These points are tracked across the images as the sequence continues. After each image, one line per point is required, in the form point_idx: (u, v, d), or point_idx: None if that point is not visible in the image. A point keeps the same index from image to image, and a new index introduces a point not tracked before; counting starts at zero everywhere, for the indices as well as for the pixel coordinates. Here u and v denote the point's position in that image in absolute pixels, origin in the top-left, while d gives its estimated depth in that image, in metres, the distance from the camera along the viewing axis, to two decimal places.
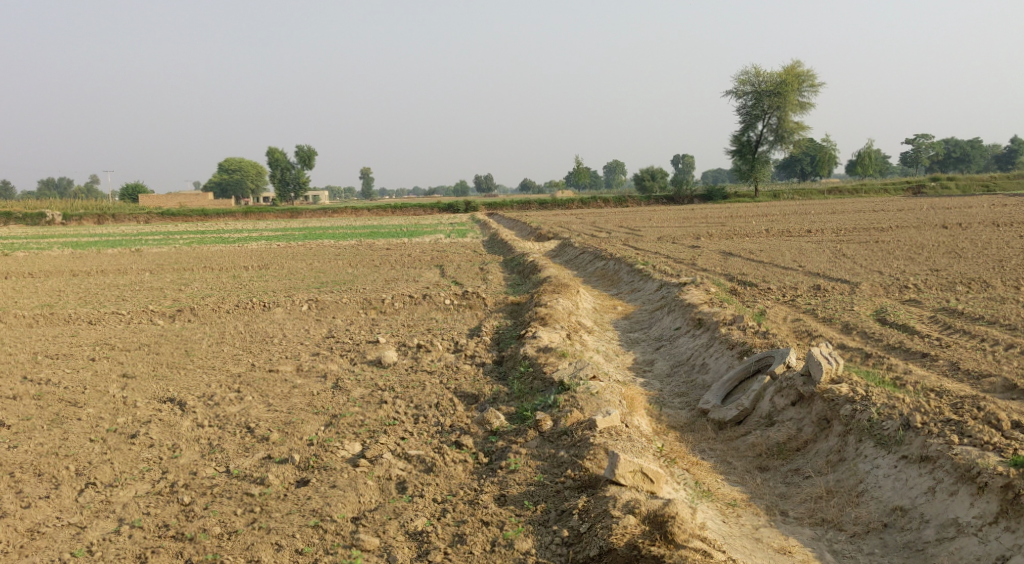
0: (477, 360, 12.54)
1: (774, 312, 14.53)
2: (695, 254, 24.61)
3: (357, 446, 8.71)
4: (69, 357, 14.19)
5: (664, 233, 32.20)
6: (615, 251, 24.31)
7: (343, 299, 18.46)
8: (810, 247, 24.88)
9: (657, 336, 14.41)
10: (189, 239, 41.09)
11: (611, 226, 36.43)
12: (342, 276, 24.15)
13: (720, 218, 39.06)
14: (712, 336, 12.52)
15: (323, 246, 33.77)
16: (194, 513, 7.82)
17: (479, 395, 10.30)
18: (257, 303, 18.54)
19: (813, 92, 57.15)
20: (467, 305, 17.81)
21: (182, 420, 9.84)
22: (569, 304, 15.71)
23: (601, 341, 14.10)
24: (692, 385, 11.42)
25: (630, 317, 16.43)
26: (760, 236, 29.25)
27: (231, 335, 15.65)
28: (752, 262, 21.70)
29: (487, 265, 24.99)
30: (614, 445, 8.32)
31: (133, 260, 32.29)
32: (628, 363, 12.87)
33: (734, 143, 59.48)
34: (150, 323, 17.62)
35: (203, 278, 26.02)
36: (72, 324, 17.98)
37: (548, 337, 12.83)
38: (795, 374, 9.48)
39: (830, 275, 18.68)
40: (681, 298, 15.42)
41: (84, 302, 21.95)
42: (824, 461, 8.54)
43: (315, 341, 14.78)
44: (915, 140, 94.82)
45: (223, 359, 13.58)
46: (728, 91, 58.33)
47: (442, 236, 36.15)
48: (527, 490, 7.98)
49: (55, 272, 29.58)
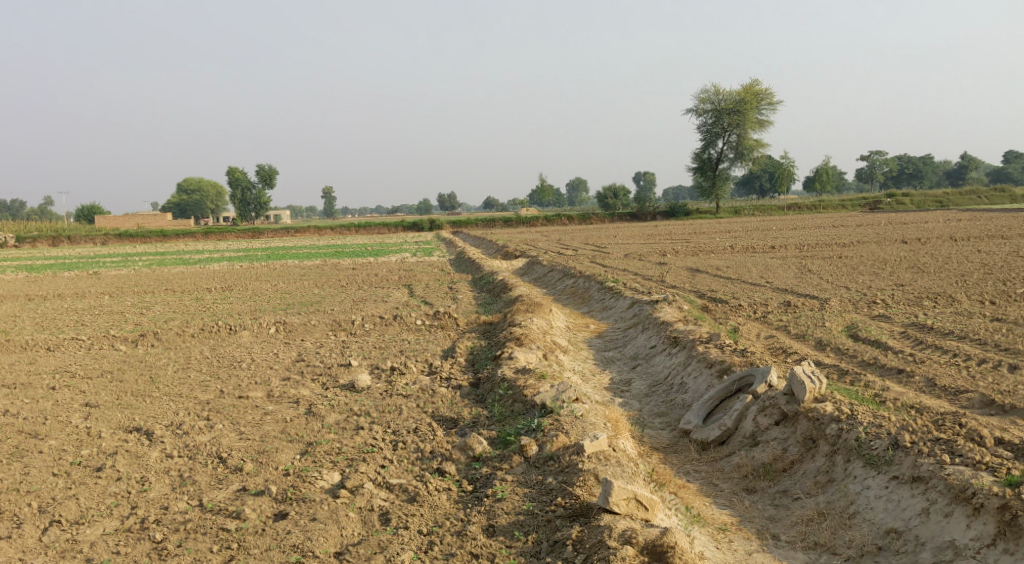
0: (453, 382, 12.36)
1: (748, 328, 14.50)
2: (663, 271, 24.62)
3: (336, 475, 8.47)
4: (28, 386, 13.78)
5: (630, 250, 32.24)
6: (584, 268, 24.24)
7: (311, 321, 18.17)
8: (775, 263, 25.00)
9: (633, 355, 14.31)
10: (148, 261, 40.42)
11: (576, 244, 36.42)
12: (309, 297, 23.82)
13: (684, 235, 39.21)
14: (689, 355, 12.44)
15: (287, 267, 33.37)
16: (167, 551, 7.53)
17: (459, 420, 10.10)
18: (222, 326, 18.20)
19: (771, 109, 57.80)
20: (438, 326, 17.61)
21: (151, 450, 9.53)
22: (542, 323, 15.58)
23: (577, 360, 13.97)
24: (672, 405, 11.34)
25: (603, 335, 16.33)
26: (725, 252, 29.37)
27: (198, 360, 15.31)
28: (720, 278, 21.74)
29: (455, 284, 24.81)
30: (603, 472, 8.16)
31: (92, 283, 31.68)
32: (605, 383, 12.75)
33: (695, 160, 59.90)
34: (112, 349, 17.20)
35: (165, 301, 25.55)
36: (30, 350, 17.50)
37: (524, 358, 12.68)
38: (777, 394, 9.42)
39: (798, 291, 18.73)
40: (655, 316, 15.35)
41: (42, 328, 21.43)
42: (812, 482, 8.47)
43: (285, 366, 14.49)
44: (870, 156, 96.34)
45: (190, 386, 13.25)
46: (688, 109, 58.82)
47: (407, 255, 35.93)
48: (516, 520, 7.80)
49: (10, 296, 28.89)
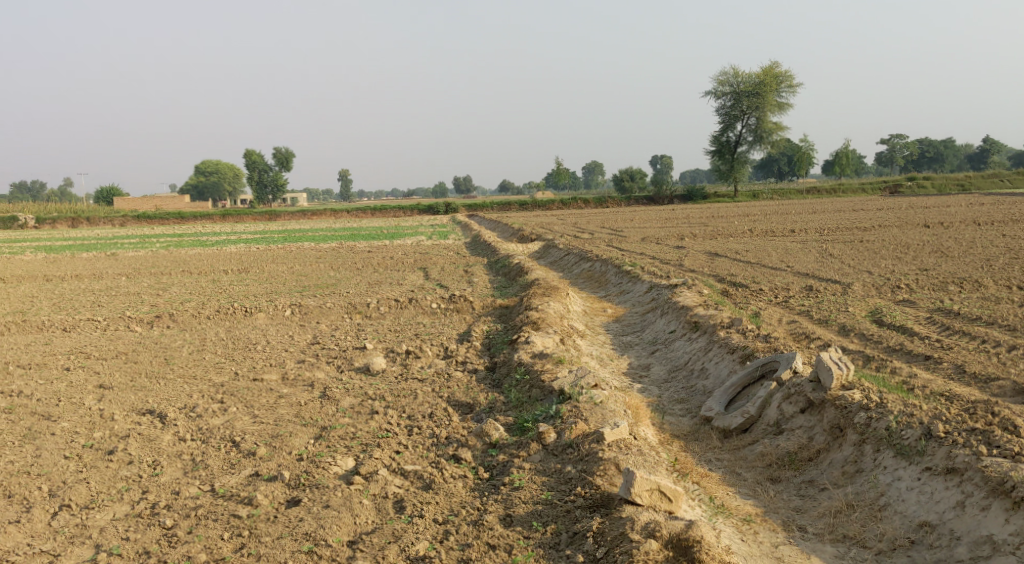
0: (469, 366, 12.17)
1: (769, 314, 14.22)
2: (682, 254, 24.32)
3: (349, 461, 8.29)
4: (42, 366, 13.67)
5: (647, 234, 31.93)
6: (601, 252, 23.99)
7: (326, 303, 18.01)
8: (795, 247, 24.65)
9: (652, 339, 14.09)
10: (165, 242, 40.44)
11: (593, 227, 36.13)
12: (325, 280, 23.70)
13: (702, 218, 38.83)
14: (710, 340, 12.21)
15: (303, 249, 33.27)
16: (177, 538, 7.37)
17: (475, 404, 9.91)
18: (237, 308, 18.07)
19: (791, 92, 57.15)
20: (454, 309, 17.42)
21: (164, 433, 9.39)
22: (559, 307, 15.36)
23: (595, 345, 13.76)
24: (692, 392, 11.12)
25: (621, 320, 16.11)
26: (744, 236, 29.04)
27: (212, 342, 15.19)
28: (740, 263, 21.45)
29: (471, 267, 24.62)
30: (624, 461, 7.96)
31: (110, 264, 31.67)
32: (623, 368, 12.54)
33: (713, 143, 59.34)
34: (128, 330, 17.13)
35: (182, 282, 25.49)
36: (47, 331, 17.46)
37: (541, 342, 12.48)
38: (803, 381, 9.17)
39: (820, 275, 18.41)
40: (674, 300, 15.10)
41: (58, 309, 21.38)
42: (840, 472, 8.24)
43: (300, 348, 14.36)
44: (890, 140, 95.32)
45: (205, 368, 13.13)
46: (707, 92, 58.24)
47: (423, 238, 35.77)
48: (534, 510, 7.61)
49: (29, 277, 28.96)
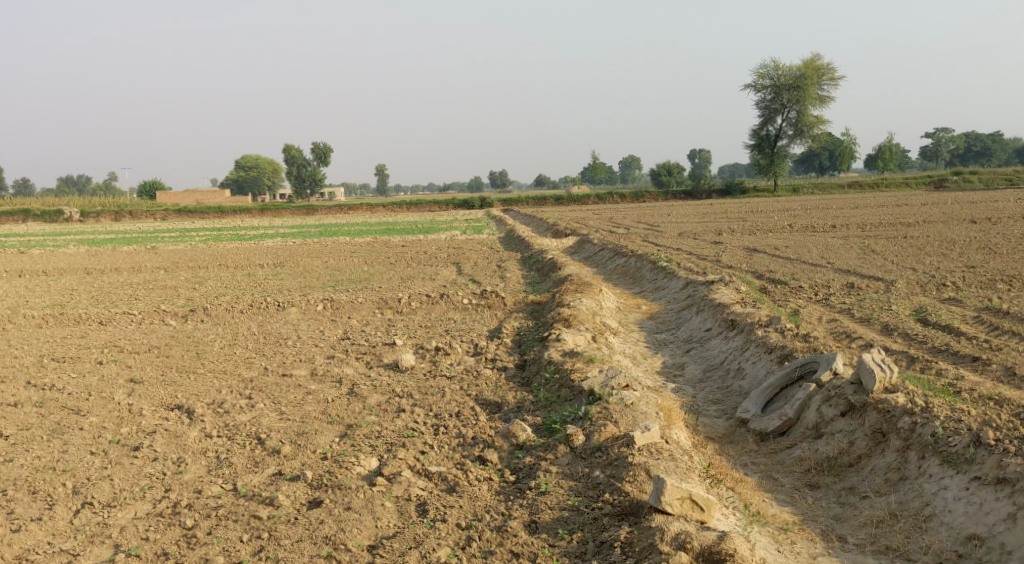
0: (499, 364, 11.96)
1: (809, 312, 13.84)
2: (719, 250, 23.92)
3: (373, 461, 8.12)
4: (76, 359, 13.67)
5: (685, 229, 31.49)
6: (636, 247, 23.67)
7: (358, 298, 17.89)
8: (836, 243, 24.12)
9: (687, 338, 13.79)
10: (204, 236, 40.74)
11: (629, 222, 35.74)
12: (358, 274, 23.62)
13: (741, 213, 38.26)
14: (747, 339, 11.88)
15: (338, 243, 33.30)
16: (196, 539, 7.25)
17: (503, 404, 9.69)
18: (269, 302, 18.01)
19: (833, 85, 56.17)
20: (486, 305, 17.21)
21: (189, 429, 9.29)
22: (593, 304, 15.10)
23: (628, 343, 13.49)
24: (729, 392, 10.82)
25: (655, 317, 15.81)
26: (784, 232, 28.51)
27: (243, 337, 15.11)
28: (779, 259, 21.01)
29: (505, 262, 24.42)
30: (655, 467, 7.69)
31: (149, 258, 31.91)
32: (657, 367, 12.26)
33: (753, 137, 58.51)
34: (162, 323, 17.15)
35: (218, 276, 25.57)
36: (84, 324, 17.53)
37: (573, 340, 12.23)
38: (844, 383, 8.82)
39: (862, 272, 17.95)
40: (710, 297, 14.77)
41: (96, 302, 21.50)
42: (882, 479, 7.91)
43: (330, 344, 14.24)
44: (936, 134, 93.54)
45: (235, 363, 13.05)
46: (747, 85, 57.46)
47: (458, 232, 35.63)
48: (560, 517, 7.39)
49: (69, 269, 29.27)
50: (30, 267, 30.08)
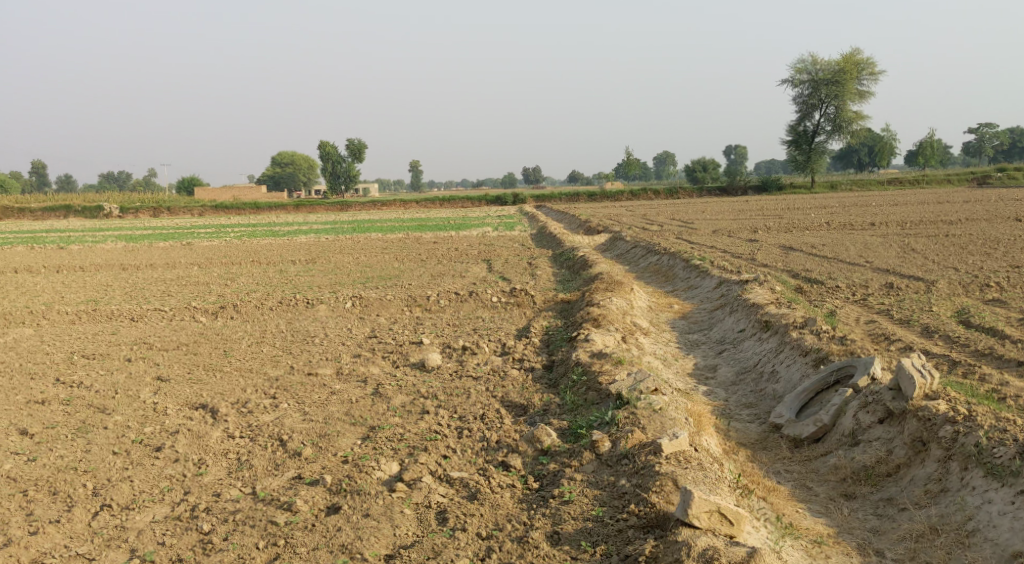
0: (527, 364, 11.76)
1: (846, 313, 13.50)
2: (754, 248, 23.54)
3: (394, 466, 7.97)
4: (105, 356, 13.62)
5: (720, 226, 31.07)
6: (669, 245, 23.36)
7: (387, 296, 17.76)
8: (875, 241, 23.62)
9: (720, 338, 13.50)
10: (239, 232, 40.92)
11: (663, 219, 35.34)
12: (389, 271, 23.55)
13: (777, 210, 37.71)
14: (782, 341, 11.58)
15: (370, 240, 33.25)
16: (212, 545, 7.14)
17: (529, 407, 9.49)
18: (299, 300, 17.94)
19: (873, 79, 55.25)
20: (515, 303, 17.01)
21: (213, 428, 9.18)
22: (623, 303, 14.84)
23: (659, 343, 13.23)
24: (762, 396, 10.54)
25: (687, 317, 15.52)
26: (821, 229, 28.03)
27: (272, 335, 15.02)
28: (816, 257, 20.61)
29: (536, 259, 24.22)
30: (683, 477, 7.45)
31: (184, 254, 32.07)
32: (688, 369, 11.99)
33: (790, 133, 57.77)
34: (192, 320, 17.13)
35: (250, 272, 25.61)
36: (115, 320, 17.57)
37: (601, 340, 12.00)
38: (882, 388, 8.50)
39: (902, 271, 17.51)
40: (744, 297, 14.46)
41: (128, 298, 21.57)
42: (923, 491, 7.60)
43: (357, 342, 14.11)
44: (979, 129, 91.77)
45: (262, 361, 12.94)
46: (784, 80, 56.70)
47: (490, 229, 35.45)
48: (584, 528, 7.19)
49: (106, 265, 29.47)
50: (67, 263, 30.33)
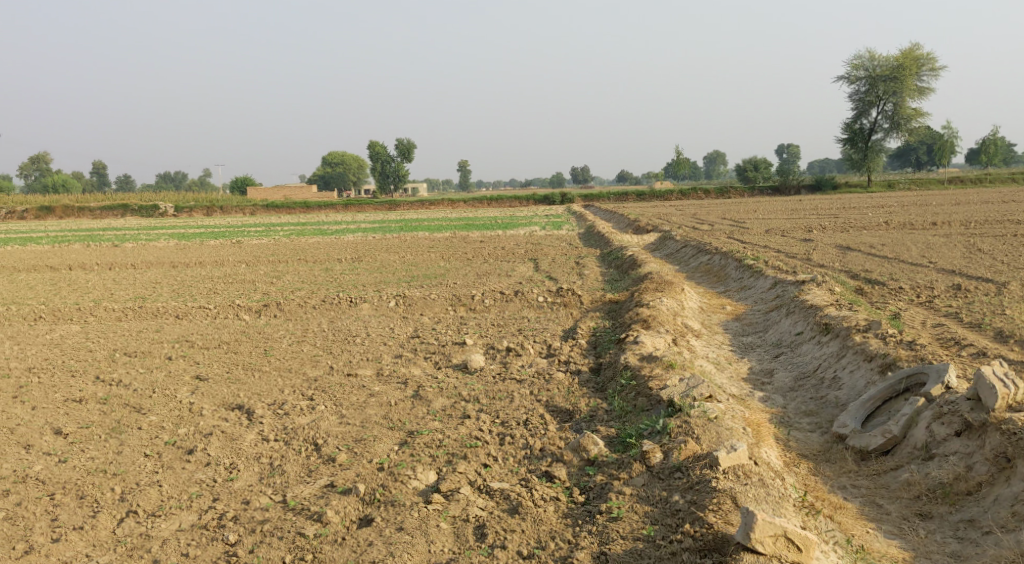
0: (573, 367, 11.28)
1: (911, 316, 12.85)
2: (810, 248, 22.78)
3: (431, 475, 7.60)
4: (146, 353, 13.36)
5: (773, 225, 30.29)
6: (721, 244, 22.70)
7: (431, 295, 17.41)
8: (938, 242, 22.71)
9: (776, 342, 12.89)
10: (289, 231, 40.91)
11: (714, 218, 34.55)
12: (435, 270, 23.17)
13: (832, 210, 36.72)
14: (844, 345, 10.95)
15: (418, 238, 32.99)
16: (238, 558, 6.83)
17: (575, 411, 9.03)
18: (343, 298, 17.65)
19: (933, 76, 53.70)
20: (562, 303, 16.54)
21: (248, 428, 8.85)
22: (673, 304, 14.30)
23: (711, 346, 12.67)
24: (823, 403, 9.94)
25: (740, 318, 14.91)
26: (880, 229, 27.11)
27: (314, 334, 14.72)
28: (875, 258, 19.85)
29: (584, 259, 23.71)
30: (743, 495, 6.96)
31: (233, 252, 32.08)
32: (743, 373, 11.42)
33: (845, 131, 56.37)
34: (236, 319, 16.89)
35: (297, 271, 25.41)
36: (160, 317, 17.38)
37: (651, 342, 11.51)
38: (958, 398, 7.85)
39: (968, 272, 16.72)
40: (801, 299, 13.83)
41: (176, 295, 21.48)
42: (1008, 513, 6.99)
43: (400, 342, 13.73)
44: None
45: (302, 361, 12.58)
46: (840, 77, 55.41)
47: (538, 228, 34.98)
48: (633, 548, 6.74)
49: (156, 263, 29.55)
50: (119, 261, 30.46)
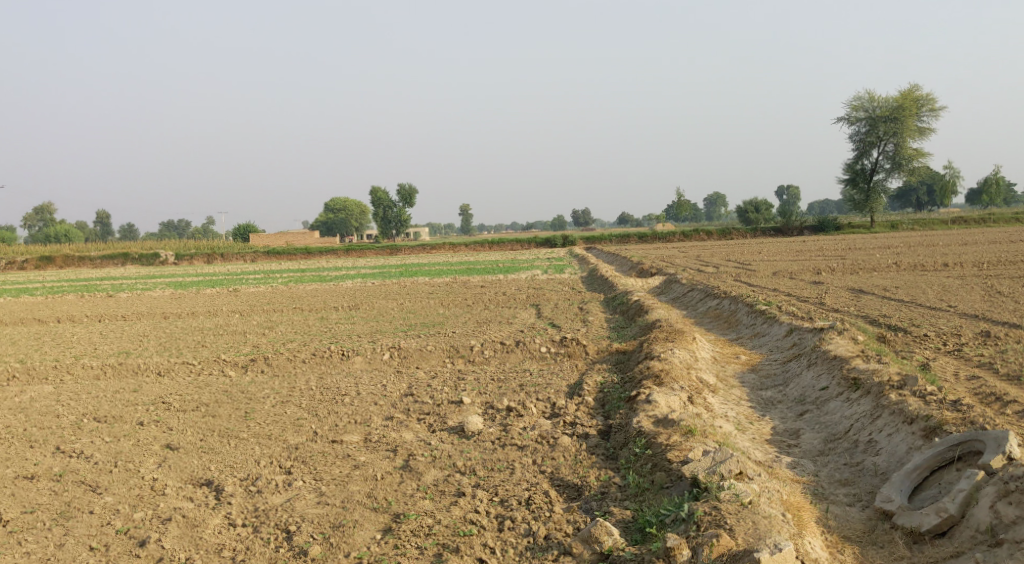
0: (579, 430, 10.28)
1: (942, 367, 11.85)
2: (821, 291, 21.83)
3: None
4: (117, 417, 12.29)
5: (780, 267, 29.34)
6: (729, 287, 21.76)
7: (427, 345, 16.40)
8: (954, 284, 21.75)
9: (799, 397, 11.86)
10: (287, 278, 39.98)
11: (718, 260, 33.61)
12: (434, 318, 22.19)
13: (839, 251, 35.81)
14: (878, 403, 9.94)
15: (417, 284, 32.08)
16: None
17: (583, 487, 8.23)
18: (334, 351, 16.62)
19: (933, 116, 53.16)
20: (566, 354, 15.53)
21: (218, 504, 8.15)
22: (686, 355, 13.30)
23: (729, 402, 11.67)
24: (860, 472, 9.00)
25: (757, 369, 13.90)
26: (890, 270, 26.20)
27: (301, 392, 13.70)
28: (892, 302, 18.89)
29: (587, 305, 22.78)
30: None
31: (228, 302, 31.10)
32: (766, 433, 10.41)
33: (847, 172, 55.69)
34: (220, 376, 15.85)
35: (290, 321, 24.42)
36: (140, 375, 16.33)
37: (665, 403, 10.56)
38: None
39: (993, 316, 15.77)
40: (824, 349, 12.80)
41: (162, 350, 20.48)
42: None
43: (391, 401, 12.70)
44: None
45: (284, 426, 11.52)
46: (840, 118, 54.89)
47: (539, 271, 34.09)
48: None
49: (147, 314, 28.57)
50: (110, 312, 29.49)
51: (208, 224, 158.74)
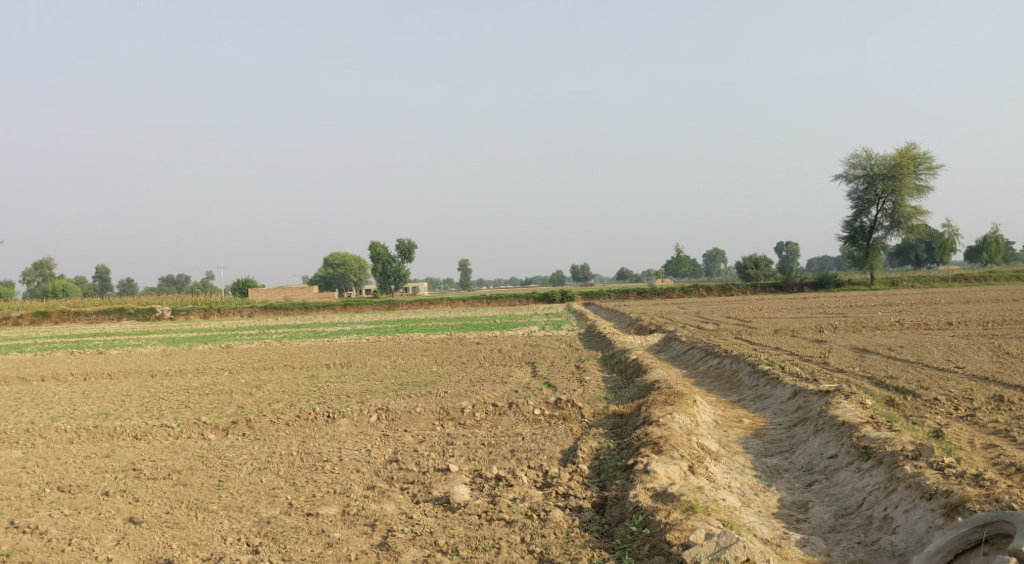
0: (572, 502, 9.60)
1: (955, 434, 11.20)
2: (824, 350, 21.18)
3: None
4: (82, 486, 11.56)
5: (781, 325, 28.70)
6: (729, 346, 21.12)
7: (417, 407, 15.68)
8: (961, 344, 21.11)
9: (806, 466, 11.16)
10: (281, 333, 39.31)
11: (719, 317, 32.94)
12: (426, 377, 21.49)
13: (841, 307, 35.18)
14: (892, 474, 9.32)
15: (411, 340, 31.40)
16: None
17: None
18: (319, 413, 15.86)
19: (931, 174, 53.01)
20: (561, 417, 14.83)
21: None
22: (686, 420, 12.58)
23: (732, 471, 10.98)
24: (877, 553, 8.42)
25: (761, 434, 13.19)
26: (893, 329, 25.60)
27: (280, 458, 12.97)
28: (897, 362, 18.27)
29: (584, 363, 22.13)
30: None
31: (219, 358, 30.39)
32: (772, 506, 9.73)
33: (846, 229, 55.36)
34: (199, 439, 15.10)
35: (279, 380, 23.68)
36: (116, 438, 15.56)
37: (664, 473, 9.89)
38: None
39: (1003, 379, 15.13)
40: (830, 415, 12.11)
41: (145, 410, 19.73)
42: None
43: (374, 469, 11.97)
44: None
45: (257, 497, 10.81)
46: (839, 175, 54.69)
47: (536, 327, 33.51)
48: None
49: (135, 371, 27.84)
50: (96, 369, 28.74)
51: (207, 280, 158.85)
